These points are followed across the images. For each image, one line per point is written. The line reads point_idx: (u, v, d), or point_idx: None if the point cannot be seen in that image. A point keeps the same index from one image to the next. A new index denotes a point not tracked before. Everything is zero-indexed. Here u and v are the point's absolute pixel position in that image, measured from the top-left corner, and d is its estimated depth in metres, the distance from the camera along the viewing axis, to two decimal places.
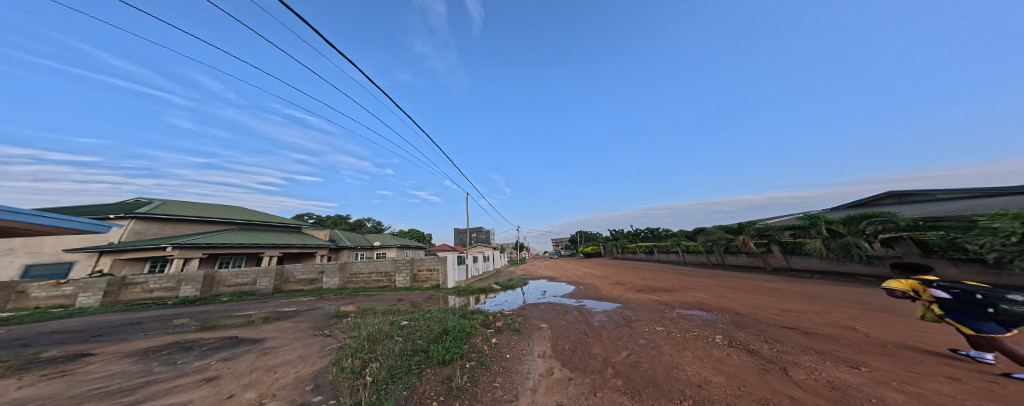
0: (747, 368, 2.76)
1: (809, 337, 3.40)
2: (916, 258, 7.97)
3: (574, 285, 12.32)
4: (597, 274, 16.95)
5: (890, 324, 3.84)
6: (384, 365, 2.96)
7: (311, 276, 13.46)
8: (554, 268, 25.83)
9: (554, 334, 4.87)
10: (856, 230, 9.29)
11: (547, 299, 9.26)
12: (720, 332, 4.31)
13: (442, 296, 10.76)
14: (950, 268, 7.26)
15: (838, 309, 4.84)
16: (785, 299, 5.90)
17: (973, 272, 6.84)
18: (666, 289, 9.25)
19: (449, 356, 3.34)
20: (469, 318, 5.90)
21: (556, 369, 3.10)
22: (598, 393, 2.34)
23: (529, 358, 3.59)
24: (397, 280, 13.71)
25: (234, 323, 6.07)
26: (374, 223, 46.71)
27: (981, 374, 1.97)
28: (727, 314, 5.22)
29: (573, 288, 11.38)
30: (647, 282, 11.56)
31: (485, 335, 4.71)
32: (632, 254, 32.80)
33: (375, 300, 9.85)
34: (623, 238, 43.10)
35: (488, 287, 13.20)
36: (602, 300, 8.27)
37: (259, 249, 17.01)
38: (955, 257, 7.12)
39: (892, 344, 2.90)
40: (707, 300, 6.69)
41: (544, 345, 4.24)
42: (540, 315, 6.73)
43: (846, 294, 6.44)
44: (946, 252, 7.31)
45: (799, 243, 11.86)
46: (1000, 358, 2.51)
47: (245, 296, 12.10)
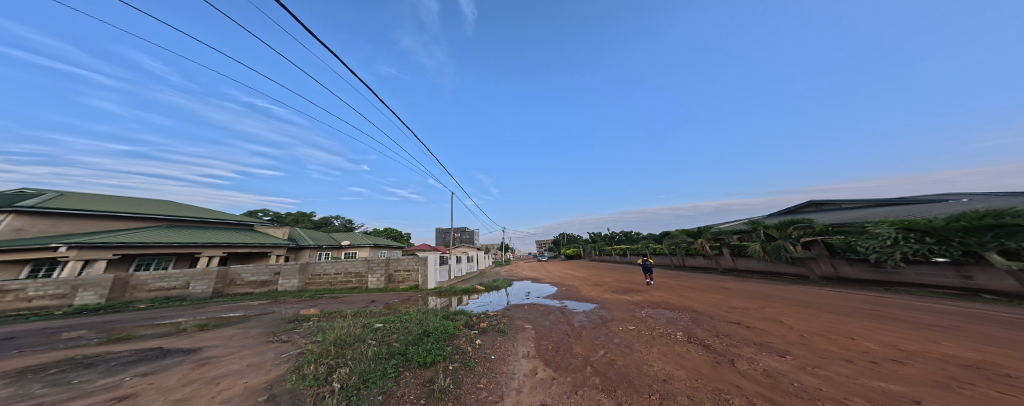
0: (702, 362, 3.00)
1: (750, 331, 3.77)
2: (825, 259, 9.13)
3: (556, 286, 12.62)
4: (578, 275, 17.42)
5: (808, 316, 4.41)
6: (355, 369, 2.81)
7: (263, 279, 12.41)
8: (538, 269, 26.06)
9: (537, 335, 4.93)
10: (783, 236, 10.44)
11: (532, 300, 9.37)
12: (681, 328, 4.65)
13: (422, 297, 10.43)
14: (847, 267, 8.50)
15: (772, 304, 5.44)
16: (733, 297, 6.50)
17: (861, 270, 8.12)
18: (638, 290, 9.70)
19: (431, 358, 3.25)
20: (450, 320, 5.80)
21: (539, 369, 3.14)
22: (579, 392, 2.40)
23: (514, 358, 3.61)
24: (370, 281, 13.06)
25: (157, 333, 5.39)
26: (345, 221, 44.07)
27: (865, 355, 2.34)
28: (687, 311, 5.64)
29: (555, 289, 11.62)
30: (623, 282, 12.10)
31: (469, 336, 4.63)
32: (610, 256, 34.14)
33: (342, 302, 9.29)
34: (602, 240, 44.54)
35: (471, 287, 13.02)
36: (582, 301, 8.55)
37: (194, 250, 15.19)
38: (851, 257, 8.35)
39: (809, 333, 3.32)
40: (671, 299, 7.16)
41: (528, 345, 4.29)
42: (523, 316, 6.75)
43: (778, 291, 7.26)
44: (846, 253, 8.52)
45: (743, 246, 13.23)
46: (881, 336, 3.03)
47: (171, 301, 10.79)
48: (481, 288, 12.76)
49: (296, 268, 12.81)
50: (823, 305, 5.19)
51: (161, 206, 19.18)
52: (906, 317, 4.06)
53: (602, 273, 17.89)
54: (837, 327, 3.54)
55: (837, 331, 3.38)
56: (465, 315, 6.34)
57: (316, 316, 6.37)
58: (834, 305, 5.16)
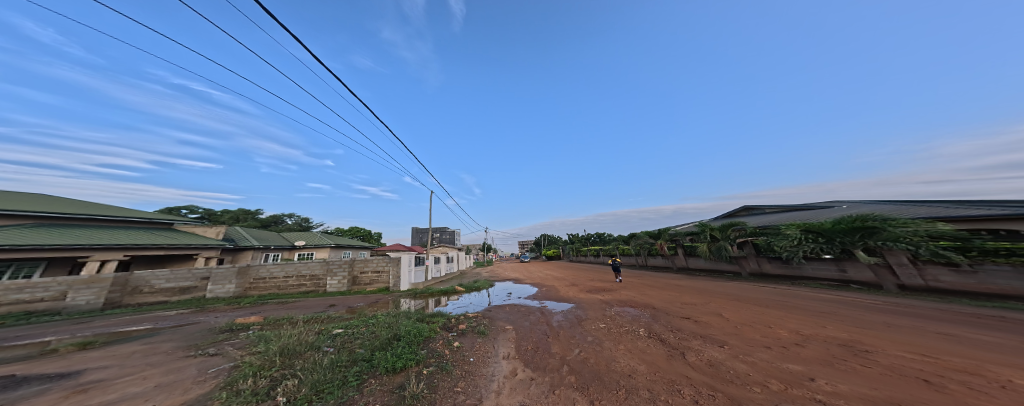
0: (660, 355, 3.22)
1: (697, 324, 4.14)
2: (752, 258, 10.89)
3: (537, 287, 12.67)
4: (558, 275, 17.83)
5: (743, 308, 4.98)
6: (306, 381, 2.55)
7: (186, 285, 10.75)
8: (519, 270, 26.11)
9: (518, 335, 4.93)
10: (722, 236, 11.84)
11: (514, 301, 9.33)
12: (642, 325, 4.96)
13: (393, 299, 9.88)
14: (766, 264, 10.30)
15: (718, 299, 6.03)
16: (687, 294, 7.11)
17: (775, 266, 9.97)
18: (610, 288, 10.16)
19: (402, 363, 3.06)
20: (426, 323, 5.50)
21: (519, 370, 3.12)
22: (557, 391, 2.42)
23: (494, 360, 3.54)
24: (329, 284, 12.09)
25: (15, 358, 4.36)
26: (302, 220, 40.10)
27: (780, 341, 2.69)
28: (649, 308, 6.02)
29: (536, 290, 11.68)
30: (597, 282, 12.55)
31: (447, 339, 4.45)
32: (585, 257, 35.35)
33: (292, 308, 8.48)
34: (579, 241, 46.04)
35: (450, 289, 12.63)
36: (560, 301, 8.67)
37: (82, 253, 11.89)
38: (768, 256, 10.19)
39: (741, 324, 3.74)
40: (635, 297, 7.60)
41: (509, 346, 4.23)
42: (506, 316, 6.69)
43: (720, 286, 8.13)
44: (765, 252, 10.37)
45: (692, 246, 14.73)
46: (795, 324, 3.51)
47: (37, 317, 8.13)
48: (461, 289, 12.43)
49: (231, 273, 11.48)
50: (757, 298, 5.91)
51: (43, 202, 15.56)
52: (811, 307, 4.83)
53: (579, 273, 18.42)
54: (763, 317, 4.04)
55: (761, 320, 3.86)
56: (442, 317, 6.07)
57: (247, 325, 5.67)
58: (760, 297, 5.96)
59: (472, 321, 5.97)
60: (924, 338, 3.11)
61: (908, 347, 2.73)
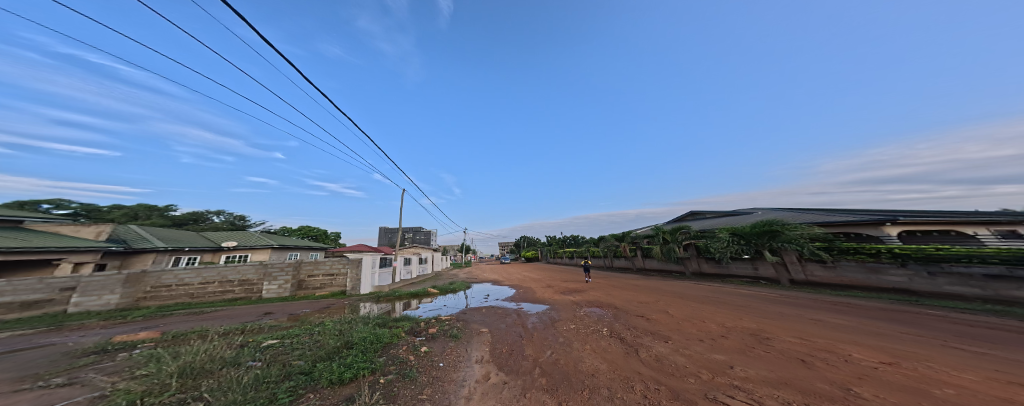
0: (618, 353, 3.41)
1: (648, 321, 4.50)
2: (694, 259, 13.35)
3: (515, 288, 12.65)
4: (534, 276, 18.01)
5: (687, 304, 5.53)
6: (225, 394, 2.22)
7: (34, 298, 7.81)
8: (496, 271, 25.95)
9: (495, 337, 4.88)
10: (673, 240, 13.73)
11: (491, 302, 9.22)
12: (605, 324, 5.23)
13: (349, 304, 9.29)
14: (704, 265, 12.84)
15: (670, 297, 6.61)
16: (643, 293, 7.68)
17: (710, 266, 12.53)
18: (581, 289, 10.55)
19: (353, 373, 2.85)
20: (385, 328, 5.11)
21: (492, 374, 3.07)
22: (528, 394, 2.41)
23: (466, 364, 3.44)
24: (264, 290, 10.73)
25: None
26: (231, 217, 33.91)
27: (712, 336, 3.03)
28: (611, 308, 6.37)
29: (513, 291, 11.67)
30: (570, 283, 12.93)
31: (413, 344, 4.24)
32: (561, 259, 36.28)
33: (210, 319, 7.34)
34: (555, 243, 47.14)
35: (421, 290, 12.16)
36: (535, 303, 8.74)
37: None
38: (706, 257, 12.63)
39: (684, 320, 4.14)
40: (602, 297, 7.99)
41: (483, 349, 4.14)
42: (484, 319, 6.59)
43: (669, 286, 8.95)
44: (704, 253, 12.73)
45: (647, 248, 16.59)
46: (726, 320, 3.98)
47: None
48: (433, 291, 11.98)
49: (114, 281, 8.95)
50: (702, 296, 6.59)
51: None
52: (744, 304, 5.52)
53: (554, 274, 18.82)
54: (702, 313, 4.52)
55: (700, 316, 4.32)
56: (407, 322, 5.72)
57: (111, 345, 4.47)
58: (697, 294, 6.85)
59: (449, 325, 5.74)
60: (822, 329, 3.72)
61: (800, 335, 3.41)
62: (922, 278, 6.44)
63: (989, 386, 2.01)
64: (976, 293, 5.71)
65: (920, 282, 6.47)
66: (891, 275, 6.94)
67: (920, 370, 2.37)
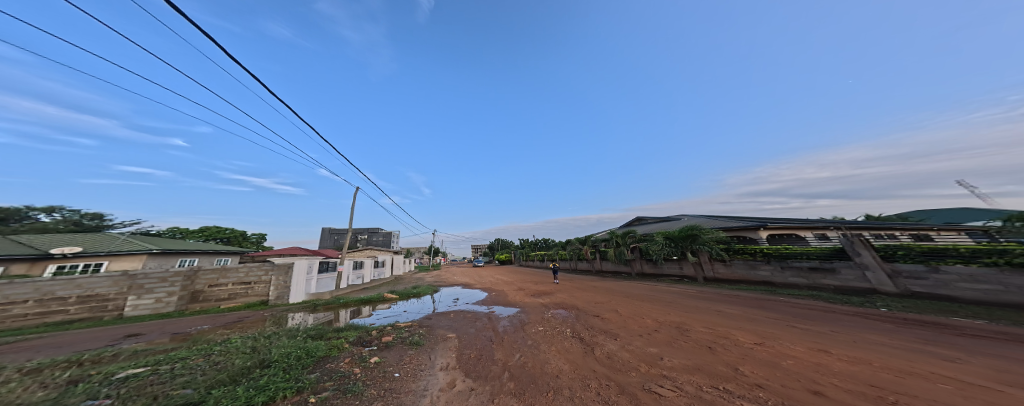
0: (578, 353, 3.42)
1: (604, 320, 4.66)
2: (637, 260, 15.04)
3: (487, 291, 12.29)
4: (506, 280, 17.90)
5: (642, 302, 5.87)
6: None
7: None
8: (467, 274, 25.18)
9: (462, 341, 4.66)
10: (623, 244, 15.24)
11: (460, 307, 8.75)
12: (569, 325, 5.29)
13: (273, 315, 8.08)
14: (644, 265, 14.61)
15: (628, 296, 6.99)
16: (603, 293, 8.02)
17: (648, 266, 14.38)
18: (549, 291, 10.70)
19: (274, 394, 2.41)
20: (321, 340, 4.50)
21: (458, 380, 2.83)
22: (495, 400, 2.22)
23: (428, 372, 3.12)
24: (131, 306, 8.04)
25: None
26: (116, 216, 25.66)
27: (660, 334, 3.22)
28: (576, 308, 6.52)
29: (485, 295, 11.30)
30: (540, 285, 13.04)
31: (360, 356, 3.77)
32: (533, 261, 36.73)
33: (16, 349, 5.06)
34: (527, 246, 47.71)
35: (377, 296, 11.30)
36: (507, 306, 8.53)
37: None
38: (645, 258, 14.45)
39: (637, 320, 4.37)
40: (568, 299, 8.15)
41: (449, 355, 3.83)
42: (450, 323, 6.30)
43: (627, 286, 9.51)
44: (644, 255, 14.50)
45: (600, 250, 18.19)
46: (673, 319, 4.29)
47: None
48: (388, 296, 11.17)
49: None
50: (656, 295, 7.12)
51: None
52: (689, 301, 6.07)
53: (525, 277, 18.89)
54: (654, 311, 4.84)
55: (650, 314, 4.62)
56: (354, 332, 5.15)
57: None
58: (638, 292, 7.61)
59: (414, 332, 5.28)
60: (747, 322, 4.25)
61: (730, 328, 3.82)
62: (779, 272, 8.98)
63: (807, 354, 2.76)
64: (804, 282, 8.26)
65: (777, 276, 9.02)
66: (761, 271, 9.46)
67: (816, 353, 2.78)
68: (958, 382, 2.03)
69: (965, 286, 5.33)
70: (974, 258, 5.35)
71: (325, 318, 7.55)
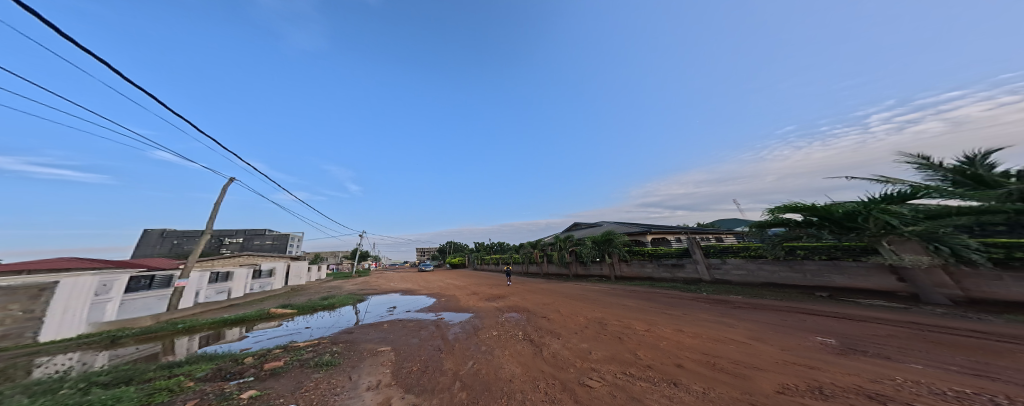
0: (529, 355, 3.38)
1: (552, 320, 4.79)
2: (571, 263, 16.74)
3: (434, 297, 11.61)
4: (459, 284, 17.22)
5: (586, 301, 6.32)
6: None
7: None
8: (416, 280, 23.40)
9: (402, 355, 4.18)
10: (562, 247, 16.64)
11: (399, 315, 7.93)
12: (521, 328, 5.26)
13: (27, 357, 4.76)
14: (575, 266, 16.36)
15: (573, 296, 7.44)
16: (552, 294, 8.37)
17: (577, 267, 16.21)
18: (503, 295, 10.67)
19: None
20: (126, 387, 2.85)
21: (395, 398, 2.48)
22: None
23: (353, 395, 2.63)
24: None
25: None
26: None
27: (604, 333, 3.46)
28: (527, 311, 6.58)
29: (432, 301, 10.64)
30: (493, 289, 12.90)
31: (222, 393, 2.65)
32: (487, 265, 36.39)
33: None
34: (482, 249, 47.28)
35: (255, 311, 8.88)
36: (458, 311, 8.13)
37: None
38: (575, 260, 16.27)
39: (582, 317, 4.62)
40: (521, 301, 8.22)
41: (380, 372, 3.35)
42: (379, 335, 5.60)
43: (574, 287, 10.09)
44: (573, 256, 16.32)
45: (544, 253, 19.56)
46: (609, 314, 4.72)
47: None
48: (273, 309, 9.08)
49: None
50: (598, 293, 7.75)
51: None
52: (623, 298, 6.78)
53: (479, 281, 18.53)
54: (596, 308, 5.21)
55: (590, 311, 4.99)
56: (203, 365, 3.67)
57: None
58: (574, 292, 8.20)
59: (324, 351, 4.42)
60: (666, 311, 4.94)
61: (655, 317, 4.37)
62: (656, 269, 11.72)
63: (712, 332, 3.31)
64: (668, 276, 11.19)
65: (655, 271, 11.74)
66: (647, 268, 12.08)
67: (717, 331, 3.38)
68: (771, 344, 2.76)
69: (734, 272, 8.89)
70: (732, 251, 9.16)
71: (135, 354, 5.05)
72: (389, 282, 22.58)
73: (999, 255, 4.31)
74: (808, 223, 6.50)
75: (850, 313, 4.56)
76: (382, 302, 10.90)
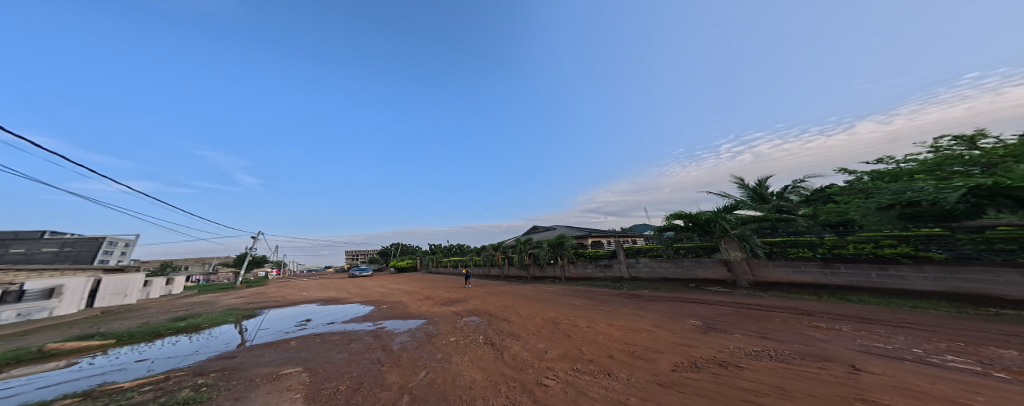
0: (490, 359, 3.39)
1: (512, 323, 4.90)
2: (529, 265, 17.46)
3: (372, 305, 10.46)
4: (411, 288, 16.08)
5: (542, 302, 6.65)
6: None
7: None
8: (360, 286, 20.98)
9: (320, 373, 3.32)
10: (522, 250, 17.07)
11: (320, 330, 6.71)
12: (481, 332, 5.23)
13: None
14: (534, 268, 17.16)
15: (530, 298, 7.72)
16: (510, 297, 8.54)
17: (536, 268, 17.01)
18: (463, 298, 10.34)
19: None
20: None
21: None
22: None
23: None
24: None
25: None
26: None
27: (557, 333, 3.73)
28: (487, 314, 6.58)
29: (370, 310, 9.58)
30: (450, 293, 12.41)
31: None
32: (444, 269, 34.88)
33: None
34: (439, 252, 45.15)
35: (3, 354, 5.42)
36: (405, 319, 7.54)
37: None
38: (532, 262, 17.05)
39: (538, 317, 4.86)
40: (481, 305, 8.17)
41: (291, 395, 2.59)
42: (286, 356, 4.41)
43: (532, 288, 10.44)
44: (531, 259, 17.06)
45: (504, 255, 19.86)
46: (562, 313, 5.09)
47: None
48: (49, 346, 5.76)
49: None
50: (552, 294, 8.22)
51: None
52: (574, 297, 7.34)
53: (434, 285, 17.65)
54: (551, 308, 5.53)
55: (545, 311, 5.29)
56: None
57: None
58: (532, 294, 8.51)
59: (181, 388, 3.09)
60: (609, 307, 5.56)
61: (600, 313, 4.89)
62: (595, 269, 13.44)
63: (644, 324, 3.89)
64: (602, 275, 13.15)
65: (594, 271, 13.50)
66: (588, 268, 13.78)
67: (646, 324, 3.98)
68: (686, 333, 3.40)
69: (642, 269, 11.57)
70: (638, 252, 11.94)
71: None
72: (300, 292, 18.60)
73: (770, 250, 8.16)
74: (688, 228, 9.37)
75: (707, 298, 6.75)
76: (281, 319, 8.71)
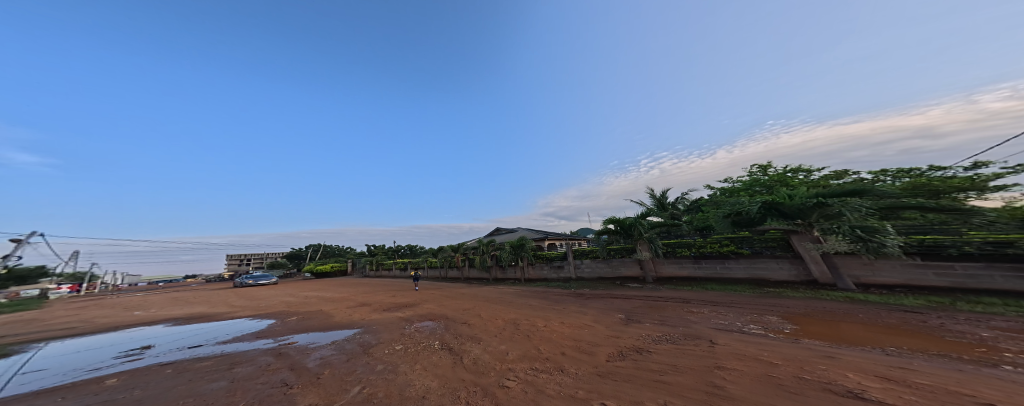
0: (447, 366, 3.32)
1: (470, 326, 4.87)
2: (490, 266, 17.52)
3: (276, 319, 8.45)
4: (340, 295, 13.81)
5: (500, 304, 6.78)
6: None
7: None
8: (270, 294, 16.95)
9: None
10: (485, 252, 17.04)
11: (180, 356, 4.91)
12: (437, 337, 5.02)
13: None
14: (495, 269, 17.32)
15: (489, 300, 7.76)
16: (468, 300, 8.38)
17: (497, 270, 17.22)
18: (413, 303, 9.55)
19: None
20: None
21: None
22: None
23: None
24: None
25: None
26: None
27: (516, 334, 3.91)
28: (444, 318, 6.34)
29: (271, 325, 7.70)
30: (396, 298, 11.22)
31: None
32: (389, 273, 31.36)
33: None
34: (382, 253, 40.33)
35: None
36: (325, 332, 6.42)
37: None
38: (494, 263, 17.17)
39: (497, 319, 4.98)
40: (435, 309, 7.76)
41: None
42: (100, 399, 2.86)
43: (490, 290, 10.46)
44: (493, 259, 17.16)
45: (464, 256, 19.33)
46: (520, 314, 5.34)
47: None
48: None
49: None
50: (510, 296, 8.46)
51: None
52: (530, 298, 7.73)
53: (375, 290, 15.69)
54: (509, 310, 5.73)
55: (505, 313, 5.45)
56: None
57: None
58: (492, 296, 8.59)
59: None
60: (560, 306, 6.11)
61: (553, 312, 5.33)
62: (549, 269, 14.52)
63: (588, 321, 4.45)
64: (553, 276, 14.30)
65: (546, 272, 14.56)
66: (543, 269, 14.79)
67: (589, 320, 4.55)
68: (620, 326, 4.04)
69: (582, 269, 13.12)
70: (580, 256, 13.50)
71: None
72: (136, 312, 12.94)
73: (667, 250, 10.62)
74: (615, 232, 11.24)
75: (628, 293, 8.14)
76: (93, 351, 5.86)
